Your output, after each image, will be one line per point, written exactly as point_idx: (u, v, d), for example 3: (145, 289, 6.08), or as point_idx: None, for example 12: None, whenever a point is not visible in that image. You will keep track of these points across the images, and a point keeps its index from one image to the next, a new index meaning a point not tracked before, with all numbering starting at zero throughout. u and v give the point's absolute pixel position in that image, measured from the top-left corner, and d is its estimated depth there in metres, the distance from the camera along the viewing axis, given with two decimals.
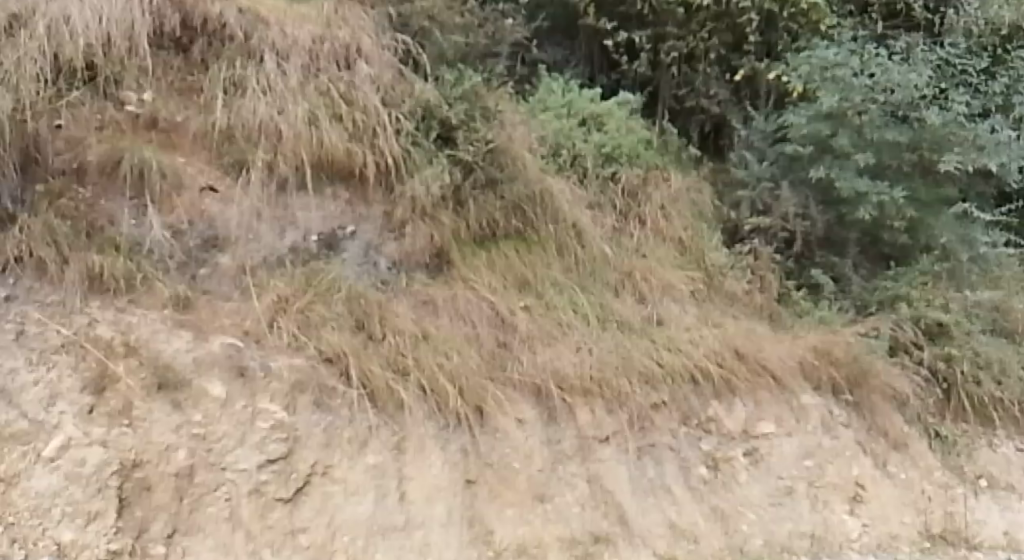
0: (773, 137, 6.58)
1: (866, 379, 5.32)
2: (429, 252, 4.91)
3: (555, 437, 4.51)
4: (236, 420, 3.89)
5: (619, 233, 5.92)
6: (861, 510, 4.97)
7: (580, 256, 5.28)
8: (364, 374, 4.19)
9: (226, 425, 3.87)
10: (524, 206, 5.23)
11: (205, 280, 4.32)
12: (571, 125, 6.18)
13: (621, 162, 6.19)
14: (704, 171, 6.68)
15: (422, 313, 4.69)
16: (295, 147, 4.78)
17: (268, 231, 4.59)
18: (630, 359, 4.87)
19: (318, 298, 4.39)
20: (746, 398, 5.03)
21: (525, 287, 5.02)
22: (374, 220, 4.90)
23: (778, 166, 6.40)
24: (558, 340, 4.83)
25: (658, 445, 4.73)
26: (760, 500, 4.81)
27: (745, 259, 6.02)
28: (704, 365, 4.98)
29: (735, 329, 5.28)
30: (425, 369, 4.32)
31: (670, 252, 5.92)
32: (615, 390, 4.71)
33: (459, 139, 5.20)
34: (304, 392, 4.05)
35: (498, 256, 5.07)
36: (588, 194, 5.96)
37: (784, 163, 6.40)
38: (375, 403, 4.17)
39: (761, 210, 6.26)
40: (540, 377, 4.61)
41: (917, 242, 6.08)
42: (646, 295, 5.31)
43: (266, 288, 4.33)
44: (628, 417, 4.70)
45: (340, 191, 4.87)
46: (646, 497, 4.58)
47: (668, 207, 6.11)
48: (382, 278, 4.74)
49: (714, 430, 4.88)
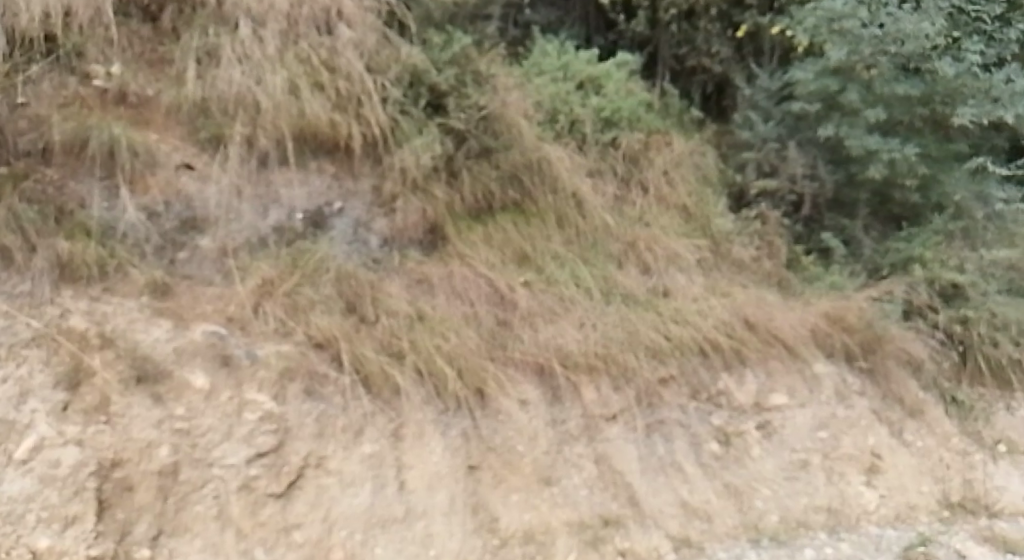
0: (778, 96, 6.35)
1: (880, 345, 5.15)
2: (422, 228, 4.73)
3: (560, 417, 4.31)
4: (222, 412, 3.68)
5: (622, 202, 5.71)
6: (878, 481, 4.76)
7: (580, 227, 5.06)
8: (357, 359, 3.98)
9: (212, 418, 3.65)
10: (520, 175, 5.04)
11: (184, 264, 4.11)
12: (568, 89, 5.88)
13: (621, 126, 5.93)
14: (707, 133, 6.41)
15: (417, 292, 4.47)
16: (276, 120, 4.52)
17: (249, 210, 4.35)
18: (635, 333, 4.65)
19: (307, 280, 4.18)
20: (756, 370, 4.84)
21: (524, 261, 4.82)
22: (362, 196, 4.69)
23: (786, 125, 6.16)
24: (561, 316, 4.62)
25: (667, 422, 4.52)
26: (774, 474, 4.59)
27: (752, 223, 5.78)
28: (714, 338, 4.78)
29: (745, 297, 5.05)
30: (421, 351, 4.12)
31: (674, 220, 5.69)
32: (622, 366, 4.51)
33: (450, 106, 5.01)
34: (293, 381, 3.84)
35: (495, 230, 4.86)
36: (588, 160, 5.71)
37: (791, 121, 6.16)
38: (370, 389, 3.97)
39: (767, 172, 6.02)
40: (542, 356, 4.40)
41: (930, 198, 5.83)
42: (651, 265, 5.08)
43: (251, 271, 4.11)
44: (636, 394, 4.50)
45: (325, 165, 4.66)
46: (656, 476, 4.37)
47: (671, 172, 5.87)
48: (374, 256, 4.55)
49: (724, 405, 4.68)
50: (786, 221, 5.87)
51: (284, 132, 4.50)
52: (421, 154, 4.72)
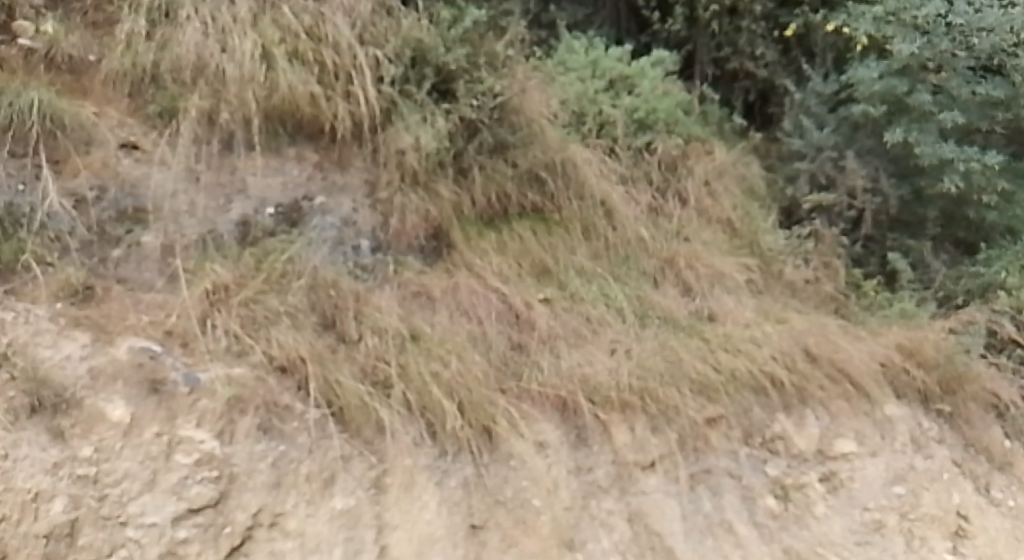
0: (833, 101, 5.46)
1: (962, 385, 4.22)
2: (424, 232, 3.91)
3: (585, 463, 3.45)
4: (145, 455, 2.82)
5: (657, 215, 4.86)
6: (965, 548, 3.85)
7: (610, 240, 4.25)
8: (330, 387, 3.14)
9: (129, 461, 2.81)
10: (542, 175, 4.25)
11: (118, 264, 3.30)
12: (596, 88, 5.06)
13: (657, 129, 5.10)
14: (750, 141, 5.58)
15: (412, 307, 3.65)
16: (244, 92, 3.75)
17: (207, 201, 3.55)
18: (678, 363, 3.81)
19: (273, 288, 3.36)
20: (818, 412, 3.95)
21: (544, 276, 4.03)
22: (353, 192, 3.86)
23: (842, 130, 5.27)
24: (589, 341, 3.80)
25: (715, 472, 3.64)
26: (843, 539, 3.69)
27: (802, 242, 4.90)
28: (773, 370, 3.91)
29: (804, 323, 4.20)
30: (412, 380, 3.28)
31: (716, 236, 4.84)
32: (662, 403, 3.64)
33: (460, 91, 4.13)
34: (244, 415, 2.98)
35: (511, 238, 4.08)
36: (621, 166, 4.89)
37: (849, 129, 5.26)
38: (347, 427, 3.12)
39: (823, 185, 5.14)
40: (565, 389, 3.56)
41: (1003, 218, 4.89)
42: (693, 287, 4.25)
43: (202, 274, 3.28)
44: (677, 437, 3.62)
45: (306, 152, 3.87)
46: (701, 539, 3.49)
47: (714, 182, 5.06)
48: (361, 262, 3.71)
49: (782, 452, 3.79)
50: (845, 240, 4.93)
51: (252, 107, 3.73)
52: (422, 139, 3.89)
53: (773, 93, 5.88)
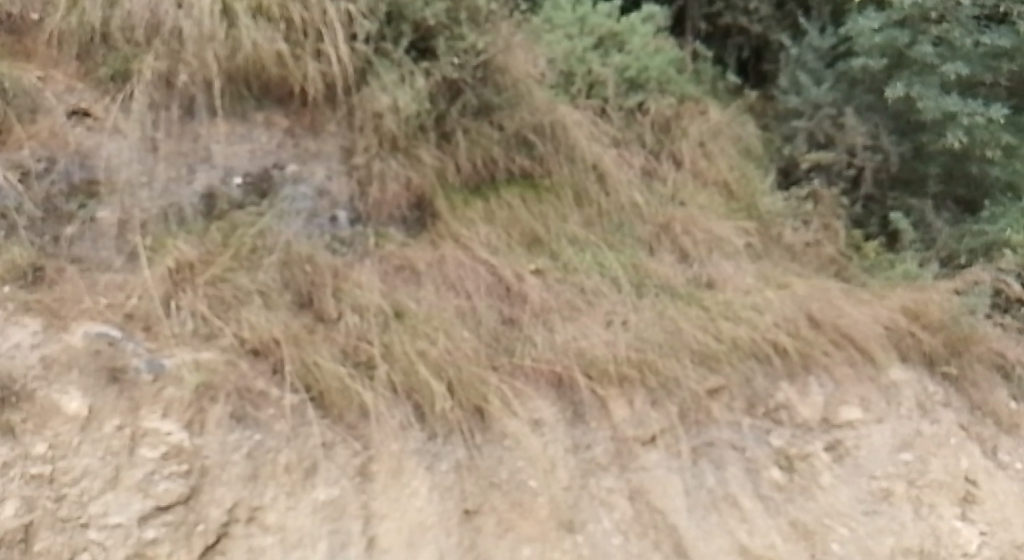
0: (831, 55, 5.22)
1: (967, 346, 4.01)
2: (406, 201, 3.68)
3: (583, 440, 3.24)
4: (106, 450, 2.61)
5: (650, 178, 4.62)
6: (975, 514, 3.62)
7: (602, 206, 4.04)
8: (307, 370, 2.91)
9: (88, 458, 2.59)
10: (530, 138, 4.03)
11: (73, 242, 3.05)
12: (585, 45, 4.80)
13: (648, 89, 4.89)
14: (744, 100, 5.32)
15: (395, 282, 3.42)
16: (203, 52, 3.46)
17: (168, 172, 3.31)
18: (679, 334, 3.62)
19: (244, 265, 3.13)
20: (823, 379, 3.75)
21: (535, 245, 3.81)
22: (328, 160, 3.62)
23: (841, 87, 5.03)
24: (584, 313, 3.59)
25: (718, 445, 3.44)
26: (851, 508, 3.49)
27: (801, 205, 4.68)
28: (777, 337, 3.71)
29: (806, 288, 4.00)
30: (397, 359, 3.07)
31: (713, 199, 4.61)
32: (662, 376, 3.45)
33: (440, 48, 3.89)
34: (215, 402, 2.75)
35: (499, 206, 3.85)
36: (612, 127, 4.64)
37: (848, 84, 5.03)
38: (329, 412, 2.90)
39: (822, 144, 4.92)
40: (560, 363, 3.35)
41: (1006, 173, 4.63)
42: (689, 252, 4.04)
43: (164, 251, 3.05)
44: (678, 410, 3.43)
45: (276, 118, 3.63)
46: (705, 516, 3.28)
47: (708, 143, 4.81)
48: (339, 235, 3.48)
49: (786, 422, 3.60)
50: (845, 199, 4.72)
51: (214, 69, 3.45)
52: (399, 100, 3.65)
53: (768, 48, 5.62)
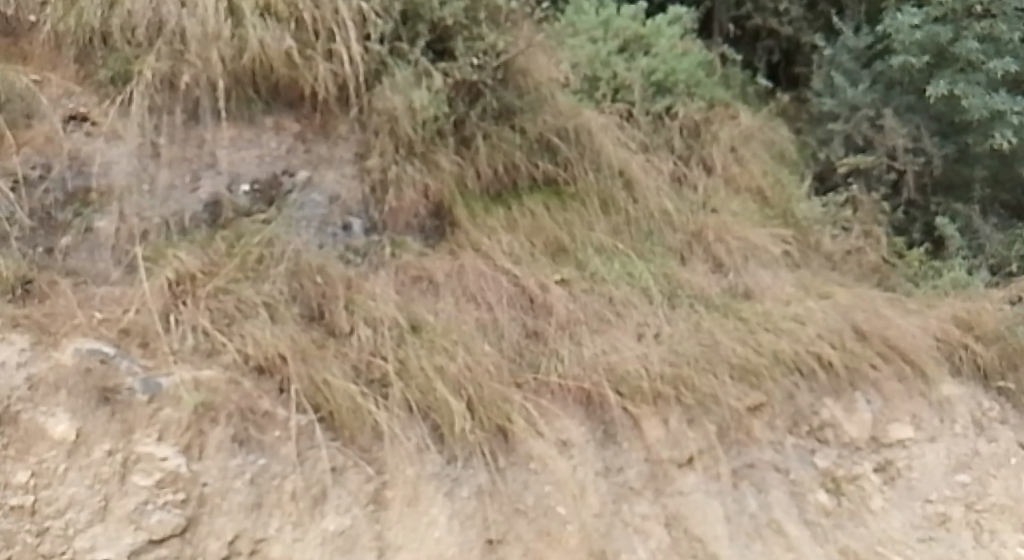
0: (867, 56, 4.88)
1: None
2: (425, 209, 3.48)
3: (614, 463, 3.00)
4: (94, 478, 2.40)
5: (681, 184, 4.36)
6: None
7: (631, 214, 3.81)
8: (316, 389, 2.70)
9: (74, 487, 2.39)
10: (554, 141, 3.83)
11: (68, 253, 2.88)
12: (609, 50, 4.57)
13: (676, 93, 4.64)
14: (776, 105, 5.09)
15: (412, 294, 3.21)
16: (208, 51, 3.24)
17: (171, 178, 3.12)
18: (715, 347, 3.38)
19: (249, 276, 2.92)
20: (870, 394, 3.48)
21: (560, 254, 3.59)
22: (341, 165, 3.43)
23: (879, 88, 4.69)
24: (613, 326, 3.36)
25: (759, 466, 3.18)
26: (906, 535, 3.21)
27: (838, 212, 4.38)
28: (822, 350, 3.46)
29: (850, 298, 3.75)
30: (413, 376, 2.85)
31: (747, 205, 4.35)
32: (699, 392, 3.20)
33: (459, 50, 3.67)
34: (216, 424, 2.54)
35: (521, 214, 3.64)
36: (641, 132, 4.40)
37: (884, 86, 4.69)
38: (339, 433, 2.68)
39: (859, 148, 4.63)
40: (589, 380, 3.11)
41: None
42: (724, 262, 3.82)
43: (163, 261, 2.84)
44: (716, 429, 3.18)
45: (286, 121, 3.46)
46: (749, 544, 3.02)
47: (741, 148, 4.58)
48: (352, 245, 3.28)
49: (831, 441, 3.34)
50: (886, 205, 4.41)
51: (218, 70, 3.23)
52: (413, 99, 3.42)
53: (800, 51, 5.36)
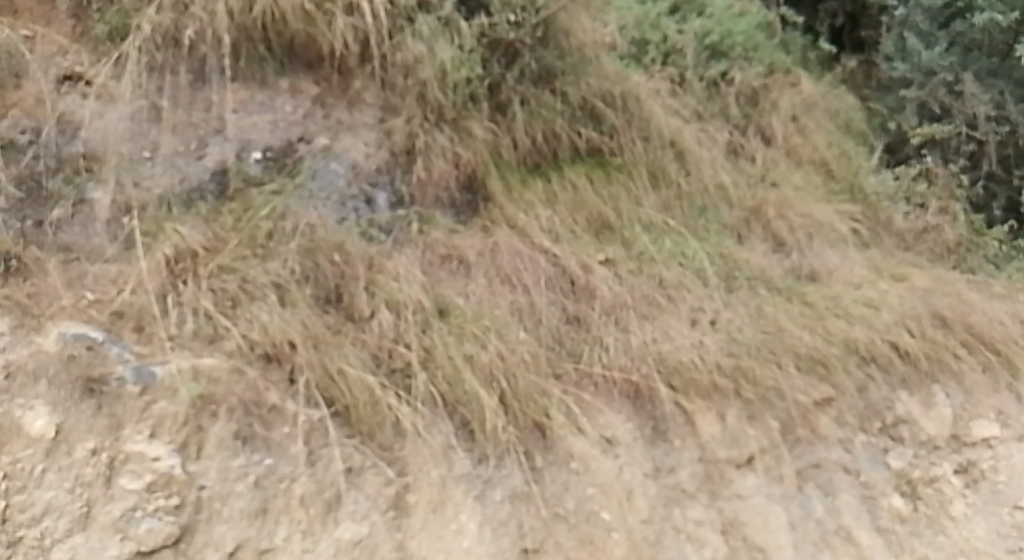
0: (942, 16, 4.32)
1: None
2: (456, 182, 3.19)
3: (664, 463, 2.66)
4: (76, 481, 2.14)
5: (737, 156, 3.96)
6: None
7: (683, 187, 3.48)
8: (331, 380, 2.43)
9: (52, 491, 2.12)
10: (599, 108, 3.51)
11: (59, 227, 2.64)
12: (658, 12, 4.27)
13: (732, 57, 4.29)
14: (840, 70, 4.60)
15: (440, 274, 2.92)
16: (214, 5, 3.02)
17: (174, 145, 2.91)
18: (780, 334, 3.05)
19: (259, 254, 2.67)
20: (950, 388, 3.10)
21: (605, 231, 3.27)
22: (364, 131, 3.17)
23: (955, 53, 4.21)
24: (665, 311, 3.03)
25: (826, 467, 2.81)
26: (993, 546, 2.80)
27: (909, 185, 3.93)
28: (898, 338, 3.11)
29: (928, 281, 3.38)
30: (441, 364, 2.58)
31: (810, 179, 3.94)
32: (760, 386, 2.87)
33: (494, 6, 3.39)
34: (216, 420, 2.26)
35: (563, 187, 3.32)
36: (694, 100, 4.04)
37: (962, 50, 4.21)
38: (356, 430, 2.40)
39: (936, 117, 4.16)
40: (637, 372, 2.80)
41: None
42: (785, 240, 3.47)
43: (163, 237, 2.61)
44: (780, 426, 2.84)
45: (303, 84, 3.22)
46: (816, 555, 2.64)
47: (802, 118, 4.17)
48: (377, 221, 3.00)
49: (907, 440, 2.96)
50: (964, 178, 3.94)
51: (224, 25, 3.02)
52: (436, 48, 3.21)
53: (866, 13, 4.74)
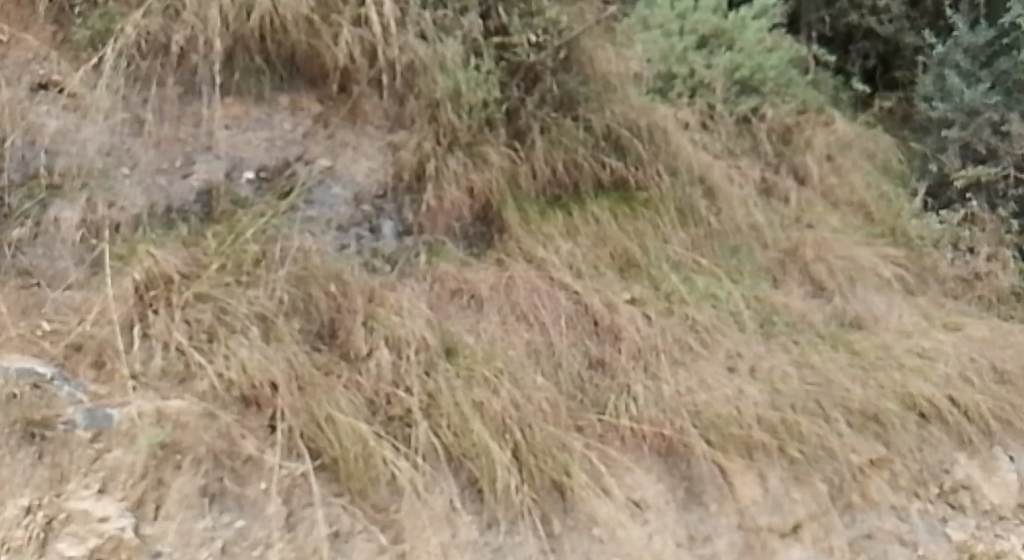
0: (984, 55, 3.84)
1: None
2: (469, 212, 2.88)
3: (700, 530, 2.29)
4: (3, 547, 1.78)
5: (768, 196, 3.53)
6: None
7: (715, 226, 3.16)
8: (318, 428, 2.13)
9: None
10: (624, 138, 3.19)
11: (20, 249, 2.37)
12: (686, 45, 3.75)
13: (763, 92, 3.85)
14: (877, 110, 4.14)
15: (449, 310, 2.61)
16: (206, 10, 2.77)
17: (157, 161, 2.63)
18: (829, 387, 2.70)
19: (243, 282, 2.39)
20: (1015, 452, 2.70)
21: (630, 270, 2.94)
22: (368, 153, 2.87)
23: (999, 93, 3.71)
24: (700, 358, 2.69)
25: (878, 537, 2.40)
26: None
27: (956, 229, 3.45)
28: (958, 392, 2.76)
29: (986, 331, 3.03)
30: (446, 411, 2.27)
31: (848, 222, 3.52)
32: (807, 444, 2.52)
33: (514, 26, 3.10)
34: (179, 472, 1.95)
35: (585, 220, 3.00)
36: (721, 141, 3.63)
37: (1007, 89, 3.73)
38: (346, 487, 2.07)
39: (981, 159, 3.67)
40: (670, 425, 2.45)
41: None
42: (825, 284, 3.14)
43: (135, 259, 2.34)
44: (829, 489, 2.45)
45: (304, 101, 2.92)
46: None
47: (839, 158, 3.76)
48: (380, 250, 2.71)
49: (968, 509, 2.54)
50: (1015, 223, 3.44)
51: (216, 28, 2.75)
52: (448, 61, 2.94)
53: (899, 53, 4.27)
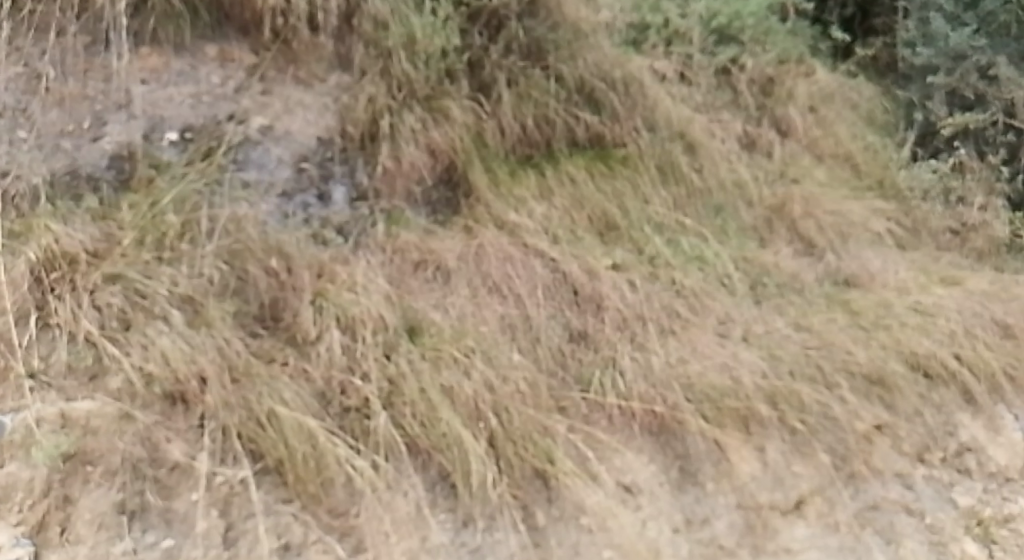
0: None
1: None
2: (431, 173, 2.59)
3: (696, 513, 2.02)
4: None
5: (751, 151, 3.17)
6: None
7: (696, 184, 2.84)
8: (260, 427, 1.87)
9: None
10: (599, 91, 2.88)
11: None
12: None
13: (742, 42, 3.41)
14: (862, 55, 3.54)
15: (410, 284, 2.31)
16: None
17: (63, 123, 2.35)
18: (830, 349, 2.42)
19: (164, 259, 2.13)
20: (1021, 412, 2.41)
21: (610, 232, 2.64)
22: (310, 111, 2.56)
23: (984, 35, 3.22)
24: (691, 326, 2.40)
25: (884, 508, 2.12)
26: None
27: (945, 180, 3.05)
28: (964, 349, 2.48)
29: (987, 284, 2.70)
30: (412, 397, 1.98)
31: (835, 174, 3.12)
32: (809, 414, 2.24)
33: None
34: (88, 488, 1.74)
35: (558, 179, 2.69)
36: (697, 92, 3.24)
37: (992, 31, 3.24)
38: (296, 492, 1.81)
39: (967, 105, 3.20)
40: (660, 401, 2.17)
41: None
42: (815, 241, 2.82)
43: (34, 234, 2.09)
44: (833, 460, 2.17)
45: (236, 52, 2.57)
46: None
47: (820, 107, 3.31)
48: (331, 220, 2.42)
49: (974, 472, 2.24)
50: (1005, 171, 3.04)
51: None
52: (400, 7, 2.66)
53: None
